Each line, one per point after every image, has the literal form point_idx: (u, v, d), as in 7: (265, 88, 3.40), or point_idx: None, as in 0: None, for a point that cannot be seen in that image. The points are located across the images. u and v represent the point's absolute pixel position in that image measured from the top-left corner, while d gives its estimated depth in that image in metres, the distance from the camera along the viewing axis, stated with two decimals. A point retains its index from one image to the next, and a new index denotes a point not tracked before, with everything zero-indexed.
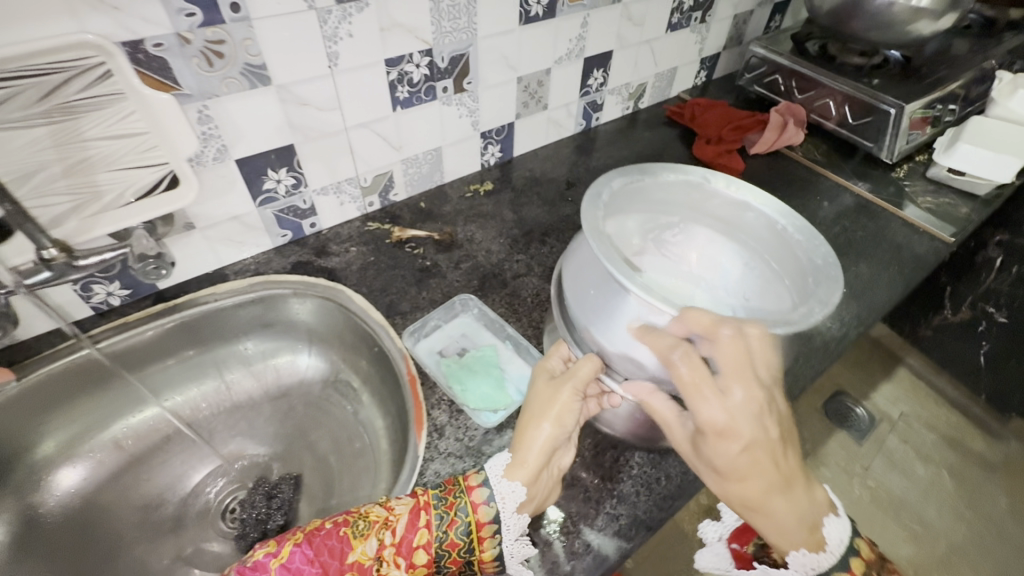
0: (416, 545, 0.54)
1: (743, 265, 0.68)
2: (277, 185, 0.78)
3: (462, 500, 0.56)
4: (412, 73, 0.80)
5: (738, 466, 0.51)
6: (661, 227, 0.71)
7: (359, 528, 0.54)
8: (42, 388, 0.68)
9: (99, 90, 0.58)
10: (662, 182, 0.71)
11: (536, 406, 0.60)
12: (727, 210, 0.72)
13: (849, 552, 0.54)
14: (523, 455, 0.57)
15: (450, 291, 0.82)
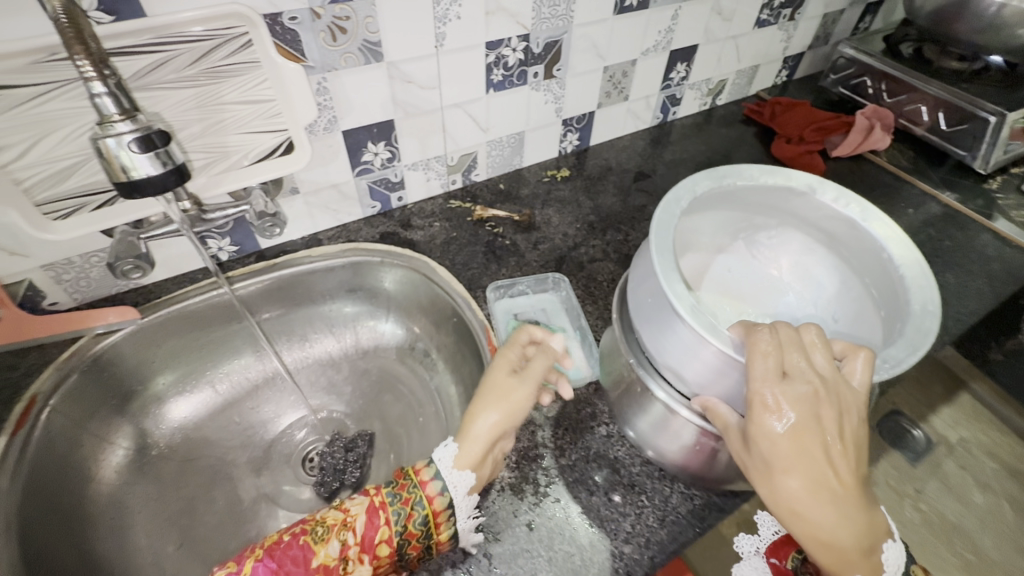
0: (379, 539, 0.53)
1: (839, 282, 0.68)
2: (374, 158, 0.82)
3: (417, 494, 0.55)
4: (509, 57, 0.83)
5: (790, 460, 0.45)
6: (755, 228, 0.73)
7: (316, 535, 0.54)
8: (158, 329, 0.74)
9: (241, 58, 0.63)
10: (758, 188, 0.65)
11: (491, 395, 0.59)
12: (832, 224, 0.66)
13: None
14: (472, 441, 0.56)
15: (528, 271, 0.84)
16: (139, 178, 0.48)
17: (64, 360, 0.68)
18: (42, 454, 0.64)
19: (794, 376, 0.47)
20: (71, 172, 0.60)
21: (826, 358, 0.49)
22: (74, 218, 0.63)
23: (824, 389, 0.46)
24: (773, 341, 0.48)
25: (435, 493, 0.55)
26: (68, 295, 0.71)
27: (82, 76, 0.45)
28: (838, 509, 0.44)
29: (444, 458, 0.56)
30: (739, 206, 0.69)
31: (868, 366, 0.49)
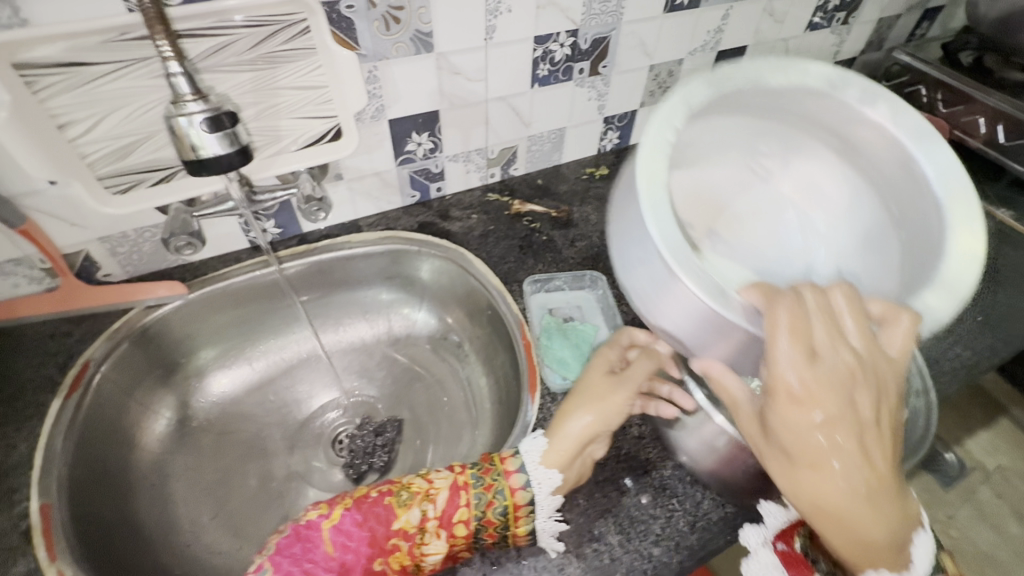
0: (458, 519, 0.53)
1: (853, 203, 0.53)
2: (417, 148, 0.83)
3: (501, 482, 0.55)
4: (556, 52, 0.82)
5: (813, 451, 0.41)
6: (763, 136, 0.52)
7: (402, 499, 0.54)
8: (204, 305, 0.77)
9: (297, 44, 0.64)
10: (768, 84, 0.47)
11: (587, 396, 0.60)
12: (860, 128, 0.49)
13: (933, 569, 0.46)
14: (563, 441, 0.57)
15: (564, 267, 0.84)
16: (206, 156, 0.50)
17: (116, 329, 0.71)
18: (94, 417, 0.66)
19: (825, 356, 0.40)
20: (133, 149, 0.62)
21: (858, 330, 0.42)
22: (132, 194, 0.65)
23: (856, 370, 0.41)
24: (799, 311, 0.40)
25: (518, 484, 0.55)
26: (121, 268, 0.74)
27: (160, 54, 0.47)
28: (863, 499, 0.42)
29: (532, 452, 0.57)
30: (735, 111, 0.49)
31: (908, 334, 0.41)
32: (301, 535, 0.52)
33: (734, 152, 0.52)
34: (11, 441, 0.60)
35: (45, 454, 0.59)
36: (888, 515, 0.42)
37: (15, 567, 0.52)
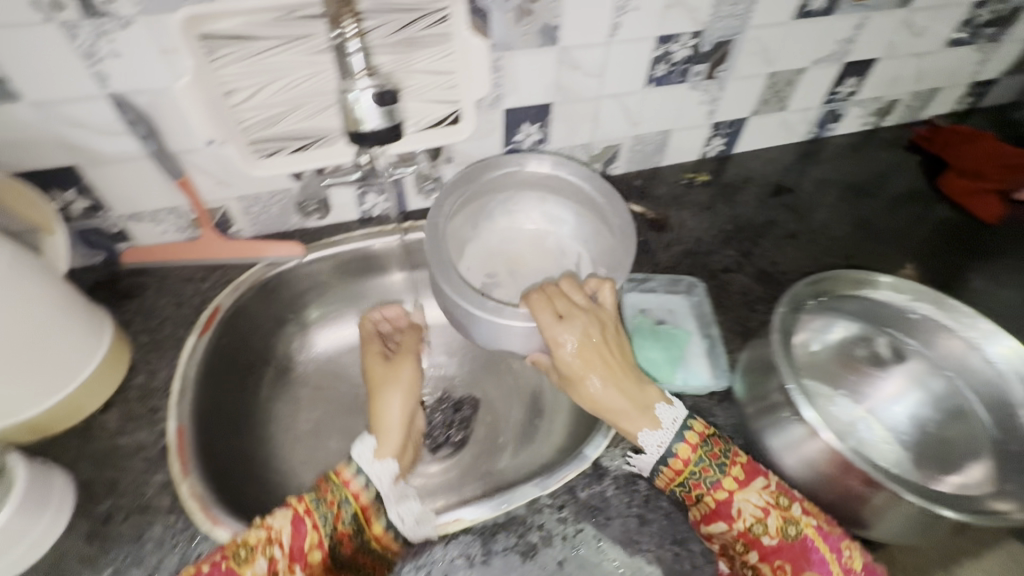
0: (309, 546, 0.54)
1: (576, 218, 0.81)
2: (525, 138, 0.85)
3: (342, 493, 0.56)
4: (676, 53, 0.81)
5: (580, 369, 0.60)
6: (504, 204, 0.81)
7: (239, 557, 0.51)
8: (317, 268, 0.83)
9: (436, 30, 0.68)
10: (494, 175, 0.78)
11: (384, 385, 0.69)
12: (551, 181, 0.79)
13: (684, 427, 0.57)
14: (388, 435, 0.62)
15: (660, 269, 0.83)
16: (366, 129, 0.54)
17: (242, 280, 0.77)
18: (217, 355, 0.72)
19: (568, 316, 0.61)
20: (281, 118, 0.68)
21: (581, 297, 0.63)
22: (274, 159, 0.72)
23: (591, 318, 0.61)
24: (546, 296, 0.63)
25: (360, 488, 0.57)
26: (250, 226, 0.80)
27: (344, 34, 0.51)
28: (619, 390, 0.59)
29: (364, 450, 0.59)
30: (480, 189, 0.79)
31: (611, 291, 0.64)
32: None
33: (487, 219, 0.82)
34: (154, 367, 0.68)
35: (181, 381, 0.66)
36: (631, 392, 0.59)
37: (156, 476, 0.58)
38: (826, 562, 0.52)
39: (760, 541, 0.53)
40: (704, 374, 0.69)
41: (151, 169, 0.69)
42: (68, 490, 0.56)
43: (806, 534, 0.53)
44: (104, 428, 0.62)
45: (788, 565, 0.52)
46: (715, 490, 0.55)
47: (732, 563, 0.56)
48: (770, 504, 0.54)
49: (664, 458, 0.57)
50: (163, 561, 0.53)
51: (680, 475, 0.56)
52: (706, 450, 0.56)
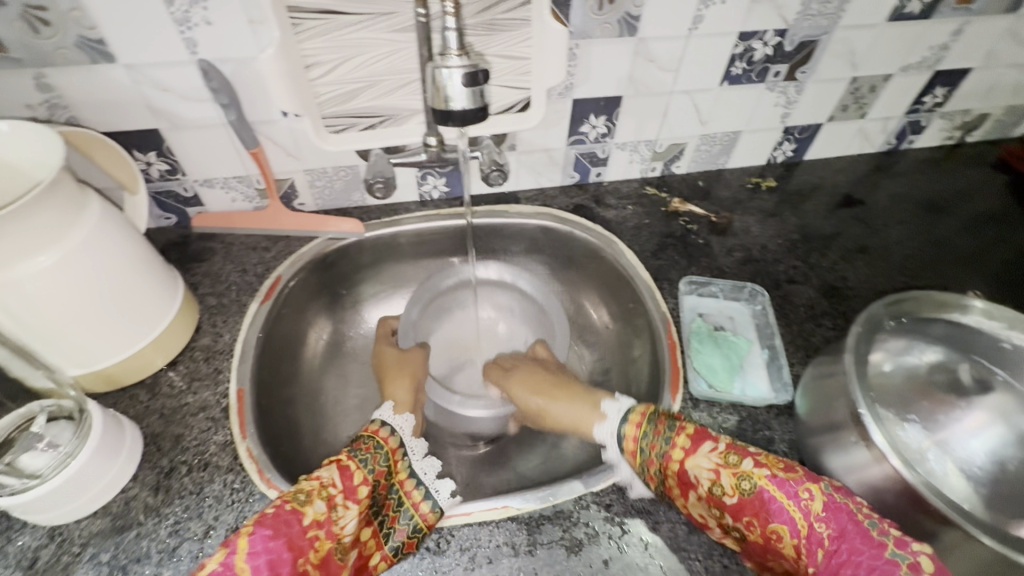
0: (358, 484, 0.55)
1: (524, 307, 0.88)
2: (591, 131, 0.83)
3: (375, 441, 0.60)
4: (756, 51, 0.78)
5: (538, 407, 0.70)
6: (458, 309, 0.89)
7: (298, 500, 0.52)
8: (375, 246, 0.83)
9: (516, 15, 0.67)
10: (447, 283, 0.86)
11: (393, 368, 0.73)
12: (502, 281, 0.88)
13: (627, 415, 0.61)
14: (398, 397, 0.68)
15: (720, 274, 0.81)
16: (453, 109, 0.54)
17: (303, 253, 0.79)
18: (279, 322, 0.74)
19: (518, 371, 0.75)
20: (356, 94, 0.69)
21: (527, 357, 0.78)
22: (345, 134, 0.72)
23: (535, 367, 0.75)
24: (498, 365, 0.78)
25: (387, 434, 0.61)
26: (313, 199, 0.82)
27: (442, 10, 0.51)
28: (571, 402, 0.67)
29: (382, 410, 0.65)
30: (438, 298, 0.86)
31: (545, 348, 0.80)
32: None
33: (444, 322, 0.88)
34: (218, 329, 0.70)
35: (243, 344, 0.68)
36: (578, 400, 0.67)
37: (216, 435, 0.60)
38: (786, 507, 0.50)
39: (723, 502, 0.52)
40: (762, 386, 0.68)
41: (228, 138, 0.70)
42: (135, 440, 0.58)
43: (760, 485, 0.51)
44: (170, 384, 0.64)
45: (755, 519, 0.51)
46: (666, 458, 0.56)
47: (728, 537, 0.54)
48: (719, 460, 0.53)
49: (619, 446, 0.60)
50: (221, 516, 0.54)
51: (636, 453, 0.58)
52: (651, 425, 0.59)
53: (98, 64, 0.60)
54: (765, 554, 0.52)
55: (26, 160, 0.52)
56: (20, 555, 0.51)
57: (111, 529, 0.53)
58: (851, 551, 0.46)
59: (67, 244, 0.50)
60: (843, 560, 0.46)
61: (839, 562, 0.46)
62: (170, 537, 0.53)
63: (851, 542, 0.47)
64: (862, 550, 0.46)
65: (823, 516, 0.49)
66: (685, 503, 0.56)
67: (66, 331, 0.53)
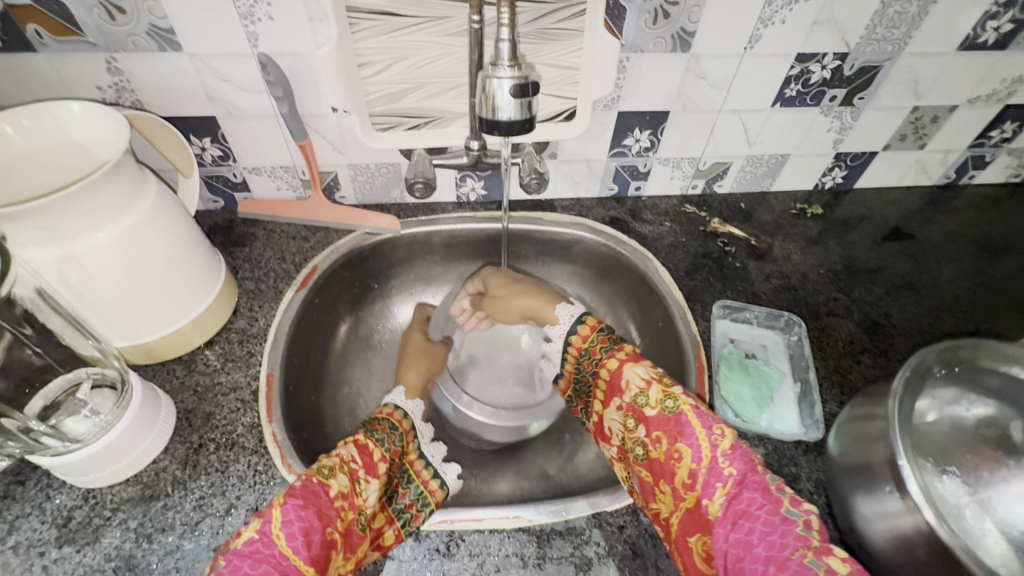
0: (377, 459, 0.59)
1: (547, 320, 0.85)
2: (634, 144, 0.82)
3: (390, 423, 0.64)
4: (813, 74, 0.75)
5: (504, 308, 0.79)
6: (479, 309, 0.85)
7: (323, 473, 0.54)
8: (409, 243, 0.85)
9: (569, 25, 0.67)
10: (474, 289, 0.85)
11: (415, 358, 0.77)
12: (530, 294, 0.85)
13: (577, 322, 0.70)
14: (409, 383, 0.72)
15: (755, 300, 0.78)
16: (501, 119, 0.54)
17: (340, 246, 0.80)
18: (313, 311, 0.76)
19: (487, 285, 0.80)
20: (404, 95, 0.70)
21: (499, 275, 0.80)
22: (390, 133, 0.74)
23: (505, 275, 0.79)
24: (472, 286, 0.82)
25: (400, 417, 0.65)
26: (353, 193, 0.83)
27: (499, 20, 0.51)
28: (530, 300, 0.75)
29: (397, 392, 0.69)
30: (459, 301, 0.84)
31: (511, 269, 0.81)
32: (245, 552, 0.47)
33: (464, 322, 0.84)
34: (254, 313, 0.72)
35: (276, 330, 0.70)
36: (536, 301, 0.75)
37: (244, 416, 0.62)
38: (698, 435, 0.55)
39: (643, 411, 0.59)
40: (791, 421, 0.67)
41: (278, 128, 0.73)
42: (169, 414, 0.60)
43: (683, 409, 0.57)
44: (206, 363, 0.66)
45: (664, 436, 0.57)
46: (607, 361, 0.65)
47: (632, 451, 0.61)
48: (653, 377, 0.60)
49: (568, 339, 0.70)
50: (242, 496, 0.56)
51: (579, 353, 0.68)
52: (601, 334, 0.68)
53: (165, 52, 0.63)
54: (656, 476, 0.57)
55: (94, 141, 0.55)
56: (56, 513, 0.54)
57: (140, 497, 0.55)
58: (750, 503, 0.50)
59: (124, 223, 0.53)
60: (741, 509, 0.50)
61: (736, 509, 0.51)
62: (194, 511, 0.55)
63: (750, 492, 0.51)
64: (757, 502, 0.50)
65: (728, 452, 0.54)
66: (608, 405, 0.64)
67: (115, 305, 0.56)
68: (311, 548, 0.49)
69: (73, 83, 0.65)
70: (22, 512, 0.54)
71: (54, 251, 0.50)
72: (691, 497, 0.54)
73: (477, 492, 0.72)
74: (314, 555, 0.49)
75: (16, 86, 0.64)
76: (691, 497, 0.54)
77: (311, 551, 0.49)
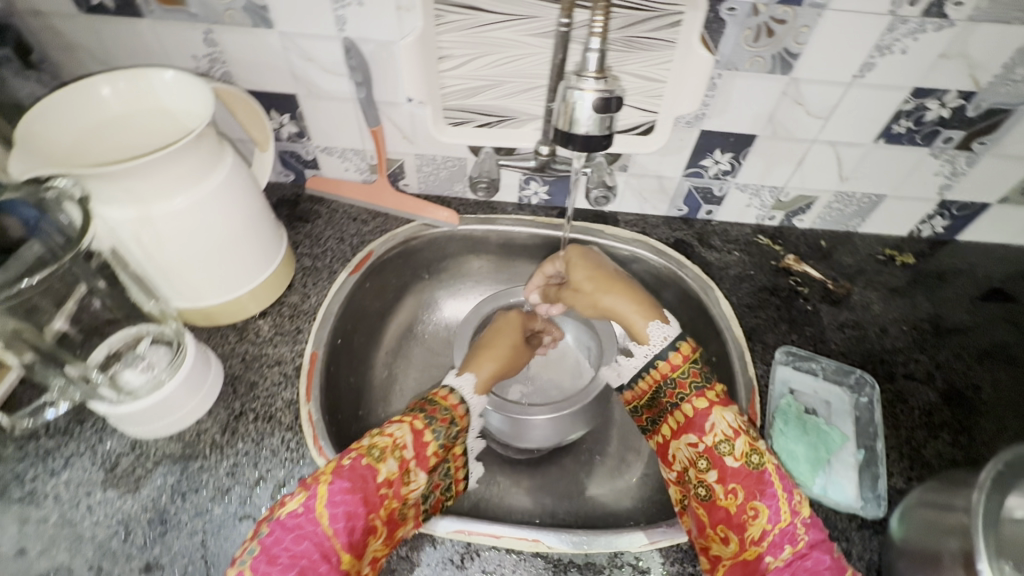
0: (431, 452, 0.57)
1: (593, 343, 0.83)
2: (712, 166, 0.77)
3: (442, 407, 0.61)
4: (929, 111, 0.68)
5: (589, 304, 0.71)
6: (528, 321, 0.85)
7: (373, 456, 0.53)
8: (465, 239, 0.84)
9: (662, 34, 0.63)
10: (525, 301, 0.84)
11: (489, 347, 0.70)
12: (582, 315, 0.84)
13: (671, 347, 0.62)
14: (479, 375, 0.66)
15: (823, 351, 0.72)
16: (577, 132, 0.52)
17: (397, 233, 0.80)
18: (364, 296, 0.77)
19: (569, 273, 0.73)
20: (480, 92, 0.69)
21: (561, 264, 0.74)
22: (461, 128, 0.73)
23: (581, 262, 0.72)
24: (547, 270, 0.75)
25: (456, 402, 0.62)
26: (417, 183, 0.83)
27: (590, 29, 0.48)
28: (620, 305, 0.67)
29: (466, 383, 0.64)
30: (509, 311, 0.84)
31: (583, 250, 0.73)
32: (289, 524, 0.48)
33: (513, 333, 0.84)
34: (307, 290, 0.73)
35: (325, 310, 0.71)
36: (628, 307, 0.67)
37: (285, 391, 0.64)
38: (779, 497, 0.53)
39: (722, 459, 0.56)
40: (848, 490, 0.61)
41: (353, 112, 0.73)
42: (217, 377, 0.62)
43: (767, 468, 0.54)
44: (257, 332, 0.68)
45: (740, 490, 0.54)
46: (694, 399, 0.59)
47: (689, 486, 0.58)
48: (741, 427, 0.56)
49: (659, 357, 0.62)
50: (273, 471, 0.58)
51: (662, 379, 0.62)
52: (692, 367, 0.61)
53: (257, 28, 0.64)
54: (715, 520, 0.55)
55: (183, 110, 0.57)
56: (105, 457, 0.57)
57: (181, 455, 0.58)
58: (817, 562, 0.50)
59: (200, 190, 0.55)
60: (806, 568, 0.50)
61: (801, 567, 0.51)
62: (227, 478, 0.57)
63: (819, 553, 0.51)
64: (825, 564, 0.50)
65: (808, 521, 0.52)
66: (677, 438, 0.60)
67: (178, 266, 0.58)
68: (351, 534, 0.50)
69: (172, 51, 0.68)
70: (76, 451, 0.57)
71: (134, 212, 0.53)
72: (751, 551, 0.53)
73: (498, 500, 0.71)
74: (353, 540, 0.50)
75: (122, 48, 0.67)
76: (751, 551, 0.53)
77: (350, 537, 0.50)
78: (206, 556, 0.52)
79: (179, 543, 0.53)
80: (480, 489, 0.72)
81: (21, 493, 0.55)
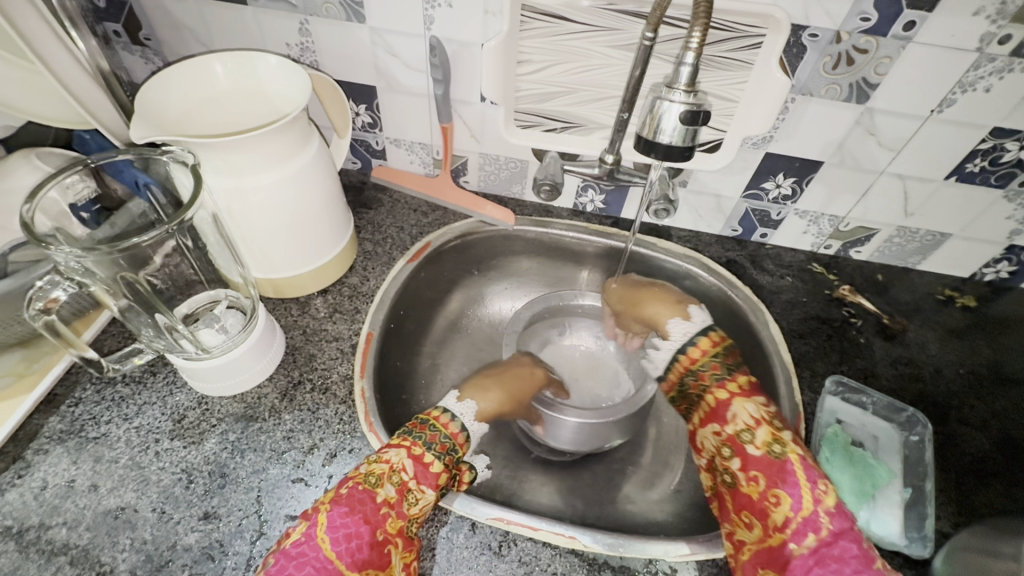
0: (435, 471, 0.56)
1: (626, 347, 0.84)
2: (773, 189, 0.77)
3: (440, 432, 0.58)
4: (1007, 153, 0.67)
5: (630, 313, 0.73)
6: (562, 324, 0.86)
7: (370, 482, 0.53)
8: (518, 240, 0.85)
9: (741, 54, 0.64)
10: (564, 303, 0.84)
11: (496, 379, 0.68)
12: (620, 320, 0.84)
13: (691, 342, 0.63)
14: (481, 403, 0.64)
15: (872, 385, 0.71)
16: (660, 141, 0.53)
17: (453, 227, 0.83)
18: (418, 284, 0.79)
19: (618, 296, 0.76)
20: (552, 97, 0.71)
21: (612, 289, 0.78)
22: (529, 131, 0.75)
23: (630, 284, 0.76)
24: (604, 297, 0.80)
25: (448, 421, 0.60)
26: (477, 180, 0.86)
27: (686, 44, 0.49)
28: (652, 311, 0.69)
29: (467, 410, 0.62)
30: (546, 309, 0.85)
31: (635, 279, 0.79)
32: (292, 553, 0.47)
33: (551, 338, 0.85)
34: (367, 273, 0.76)
35: (383, 293, 0.73)
36: (658, 309, 0.68)
37: (341, 366, 0.66)
38: (802, 486, 0.52)
39: (744, 447, 0.56)
40: (892, 526, 0.60)
41: (427, 107, 0.76)
42: (280, 347, 0.65)
43: (790, 456, 0.53)
44: (317, 309, 0.72)
45: (762, 477, 0.54)
46: (715, 389, 0.60)
47: (716, 474, 0.59)
48: (764, 417, 0.56)
49: (683, 347, 0.63)
50: (325, 440, 0.60)
51: (685, 371, 0.62)
52: (714, 358, 0.61)
53: (350, 22, 0.68)
54: (740, 507, 0.55)
55: (279, 94, 0.61)
56: (173, 409, 0.61)
57: (242, 415, 0.61)
58: (844, 551, 0.48)
59: (288, 168, 0.58)
60: (833, 555, 0.48)
61: (825, 553, 0.48)
62: (283, 442, 0.60)
63: (846, 542, 0.49)
64: (852, 553, 0.48)
65: (832, 509, 0.50)
66: (704, 426, 0.60)
67: (259, 240, 0.62)
68: (356, 553, 0.48)
69: (268, 37, 0.72)
70: (148, 400, 0.61)
71: (229, 182, 0.56)
72: (775, 537, 0.51)
73: (530, 497, 0.72)
74: (357, 560, 0.48)
75: (223, 31, 0.72)
76: (775, 537, 0.51)
77: (355, 555, 0.48)
78: (260, 512, 0.55)
79: (236, 497, 0.56)
80: (513, 484, 0.73)
81: (96, 433, 0.59)
